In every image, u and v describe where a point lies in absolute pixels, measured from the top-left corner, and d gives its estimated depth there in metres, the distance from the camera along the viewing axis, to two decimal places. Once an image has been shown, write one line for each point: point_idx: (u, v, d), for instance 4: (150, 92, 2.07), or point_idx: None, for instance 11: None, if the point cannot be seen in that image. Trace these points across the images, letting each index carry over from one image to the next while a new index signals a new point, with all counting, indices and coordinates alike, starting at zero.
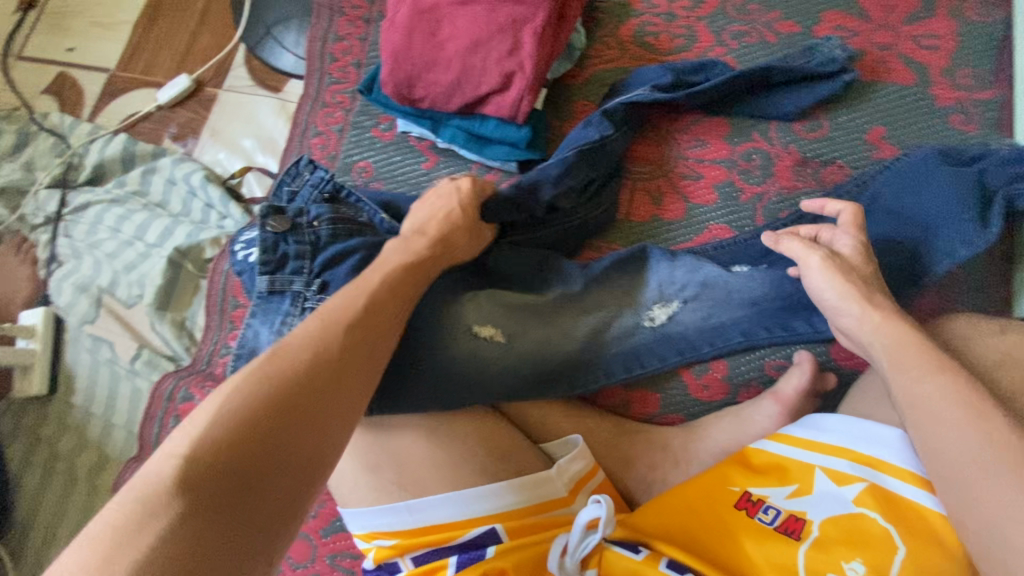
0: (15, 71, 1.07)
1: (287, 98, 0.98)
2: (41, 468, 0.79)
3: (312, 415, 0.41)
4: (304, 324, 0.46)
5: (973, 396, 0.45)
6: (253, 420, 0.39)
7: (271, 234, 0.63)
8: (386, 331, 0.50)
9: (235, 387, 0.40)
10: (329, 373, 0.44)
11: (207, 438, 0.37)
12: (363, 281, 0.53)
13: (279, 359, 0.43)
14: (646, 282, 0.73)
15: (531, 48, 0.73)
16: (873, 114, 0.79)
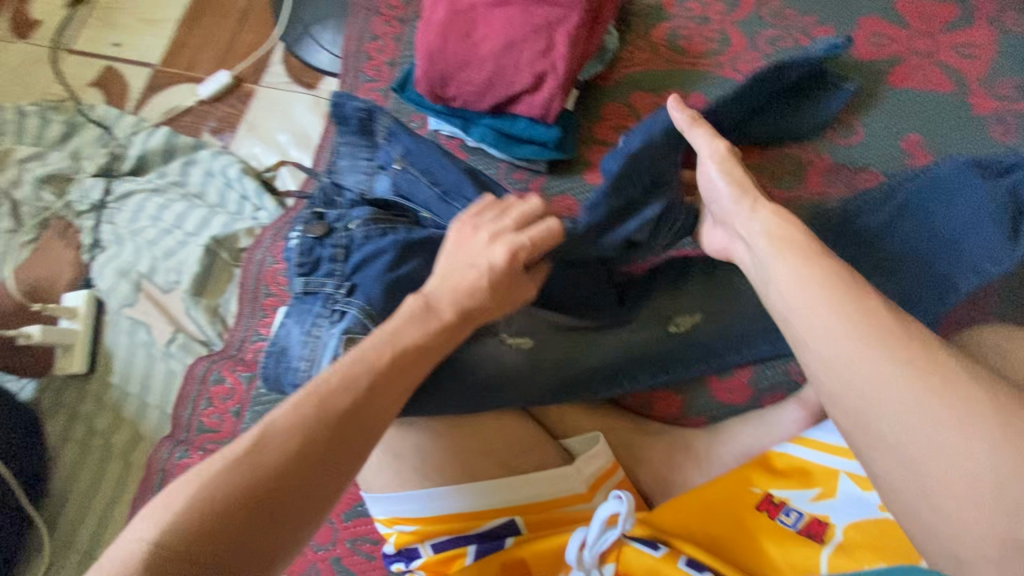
0: (64, 64, 1.12)
1: (322, 95, 1.01)
2: (78, 443, 0.82)
3: (278, 511, 0.43)
4: (295, 402, 0.46)
5: (849, 278, 0.43)
6: (221, 515, 0.41)
7: (310, 239, 0.66)
8: (380, 417, 0.48)
9: (212, 477, 0.42)
10: (305, 468, 0.44)
11: (175, 527, 0.40)
12: (369, 353, 0.50)
13: (258, 449, 0.44)
14: (683, 291, 0.72)
15: (564, 50, 0.74)
16: (908, 121, 0.78)
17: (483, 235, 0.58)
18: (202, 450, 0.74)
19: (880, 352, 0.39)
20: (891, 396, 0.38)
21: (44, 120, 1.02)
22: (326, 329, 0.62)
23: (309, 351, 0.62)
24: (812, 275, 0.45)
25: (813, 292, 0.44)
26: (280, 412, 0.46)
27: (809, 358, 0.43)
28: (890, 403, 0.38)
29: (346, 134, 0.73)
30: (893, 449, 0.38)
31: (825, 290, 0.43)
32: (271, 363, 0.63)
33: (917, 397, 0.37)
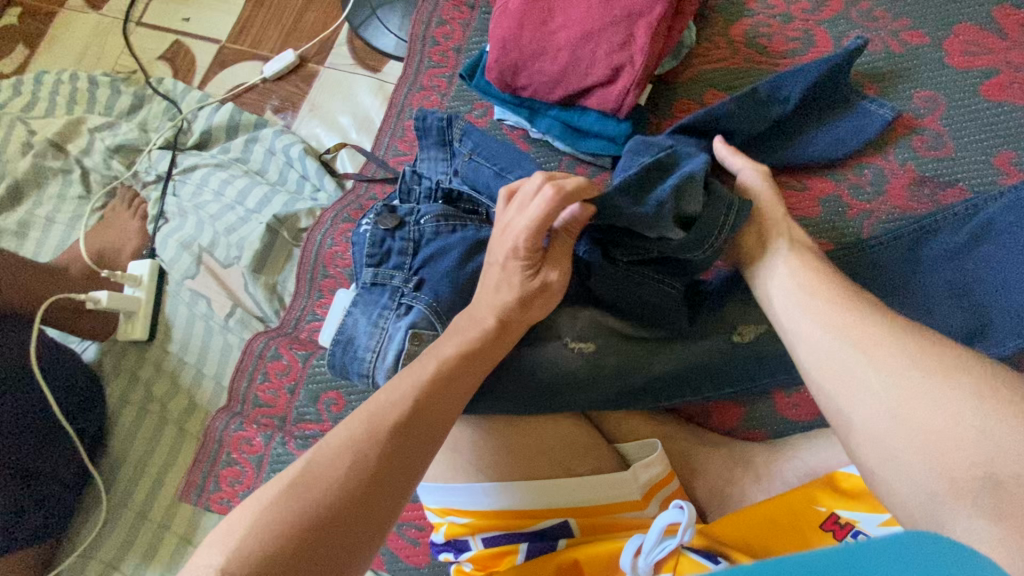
0: (135, 36, 1.14)
1: (386, 79, 1.01)
2: (135, 408, 0.84)
3: (341, 529, 0.42)
4: (349, 422, 0.47)
5: (837, 292, 0.52)
6: (286, 536, 0.40)
7: (381, 230, 0.66)
8: (434, 432, 0.49)
9: (273, 500, 0.42)
10: (363, 486, 0.44)
11: (241, 552, 0.40)
12: (418, 368, 0.52)
13: (317, 468, 0.44)
14: (755, 302, 0.68)
15: (644, 42, 0.71)
16: (1007, 136, 0.73)
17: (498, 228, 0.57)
18: (256, 423, 0.76)
19: (884, 360, 0.44)
20: (894, 393, 0.42)
21: (114, 90, 1.04)
22: (392, 322, 0.62)
23: (375, 343, 0.62)
24: (817, 298, 0.52)
25: (812, 313, 0.51)
26: (337, 433, 0.47)
27: (822, 379, 0.47)
28: (899, 408, 0.41)
29: (428, 146, 0.72)
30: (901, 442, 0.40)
31: (823, 314, 0.50)
32: (338, 353, 0.63)
33: (924, 394, 0.41)
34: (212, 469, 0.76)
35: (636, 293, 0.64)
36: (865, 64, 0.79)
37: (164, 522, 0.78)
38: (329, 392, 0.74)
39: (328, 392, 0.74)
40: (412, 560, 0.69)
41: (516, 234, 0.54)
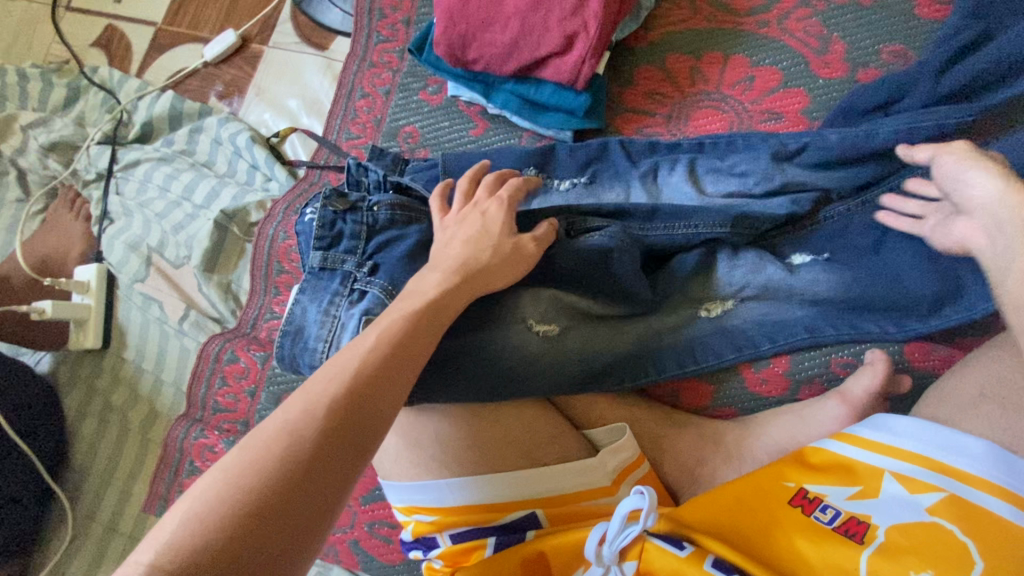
0: (64, 22, 1.06)
1: (334, 56, 0.95)
2: (96, 418, 0.82)
3: (285, 519, 0.34)
4: (290, 401, 0.39)
5: None
6: (217, 530, 0.32)
7: (330, 213, 0.61)
8: (383, 409, 0.41)
9: (205, 491, 0.34)
10: (318, 448, 0.37)
11: (169, 548, 0.32)
12: (355, 341, 0.44)
13: (263, 439, 0.36)
14: (715, 276, 0.67)
15: (598, 8, 0.68)
16: None
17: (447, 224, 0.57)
18: (218, 429, 0.74)
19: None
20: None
21: (46, 83, 0.98)
22: (344, 309, 0.57)
23: (327, 332, 0.57)
24: None
25: None
26: (275, 415, 0.38)
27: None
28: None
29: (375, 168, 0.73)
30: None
31: None
32: (286, 344, 0.58)
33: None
34: (176, 479, 0.75)
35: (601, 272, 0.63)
36: (834, 19, 0.75)
37: (134, 533, 0.77)
38: (291, 393, 0.71)
39: (290, 392, 0.71)
40: (385, 558, 0.69)
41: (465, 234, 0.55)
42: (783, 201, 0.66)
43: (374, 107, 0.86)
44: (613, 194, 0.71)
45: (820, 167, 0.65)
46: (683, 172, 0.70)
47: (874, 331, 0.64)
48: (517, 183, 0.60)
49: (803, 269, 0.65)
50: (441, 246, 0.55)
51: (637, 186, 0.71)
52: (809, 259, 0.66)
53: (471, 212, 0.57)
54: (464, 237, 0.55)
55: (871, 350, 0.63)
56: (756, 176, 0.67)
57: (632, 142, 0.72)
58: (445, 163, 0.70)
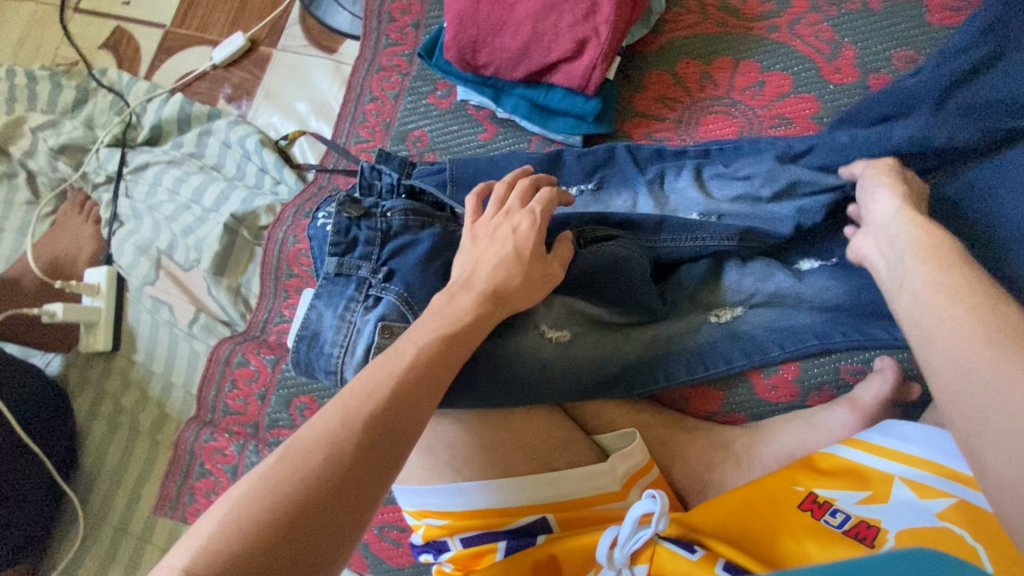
0: (73, 24, 1.06)
1: (343, 59, 0.95)
2: (106, 420, 0.82)
3: (316, 532, 0.35)
4: (325, 410, 0.40)
5: None
6: (252, 539, 0.33)
7: (344, 219, 0.61)
8: (415, 423, 0.41)
9: (242, 497, 0.35)
10: (350, 460, 0.37)
11: (206, 553, 0.32)
12: (394, 355, 0.44)
13: (297, 450, 0.37)
14: (723, 282, 0.67)
15: (608, 13, 0.68)
16: None
17: (473, 233, 0.57)
18: (228, 432, 0.75)
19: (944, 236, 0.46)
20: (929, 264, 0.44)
21: (55, 85, 0.98)
22: (359, 314, 0.57)
23: (342, 336, 0.57)
24: None
25: None
26: (311, 424, 0.39)
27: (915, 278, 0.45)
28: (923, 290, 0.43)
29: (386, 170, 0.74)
30: (929, 341, 0.40)
31: None
32: (301, 348, 0.58)
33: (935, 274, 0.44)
34: (187, 481, 0.75)
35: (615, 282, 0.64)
36: (843, 24, 0.75)
37: (145, 535, 0.78)
38: (302, 396, 0.71)
39: (300, 395, 0.71)
40: (395, 561, 0.69)
41: (490, 246, 0.55)
42: (786, 206, 0.65)
43: (383, 111, 0.86)
44: (621, 201, 0.71)
45: (823, 169, 0.64)
46: (691, 180, 0.70)
47: (885, 338, 0.63)
48: (551, 193, 0.58)
49: (810, 276, 0.66)
50: (470, 265, 0.54)
51: (643, 193, 0.71)
52: (816, 264, 0.66)
53: (503, 224, 0.56)
54: (493, 261, 0.53)
55: (881, 357, 0.62)
56: (761, 179, 0.66)
57: (639, 150, 0.73)
58: (453, 170, 0.71)
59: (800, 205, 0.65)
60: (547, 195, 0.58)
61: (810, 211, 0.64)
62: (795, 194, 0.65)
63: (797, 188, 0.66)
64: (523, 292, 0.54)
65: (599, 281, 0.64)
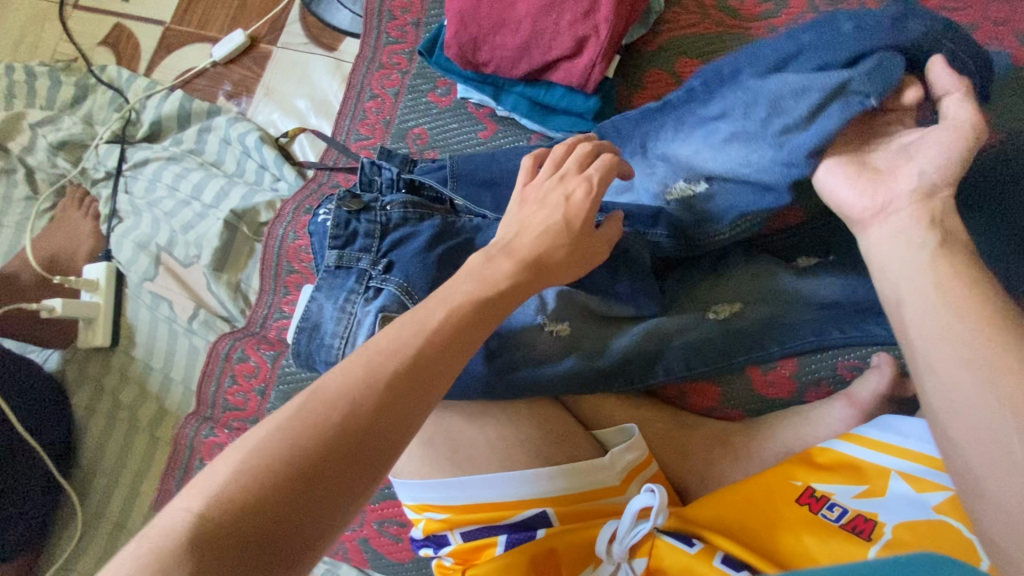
0: (72, 21, 1.06)
1: (343, 57, 0.95)
2: (104, 416, 0.82)
3: (336, 481, 0.34)
4: (349, 362, 0.39)
5: None
6: (266, 487, 0.33)
7: (344, 213, 0.62)
8: (438, 381, 0.40)
9: (259, 445, 0.34)
10: (370, 413, 0.37)
11: (222, 496, 0.33)
12: (423, 315, 0.43)
13: (318, 401, 0.37)
14: (724, 280, 0.68)
15: (608, 11, 0.68)
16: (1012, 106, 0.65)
17: (525, 196, 0.55)
18: (228, 427, 0.75)
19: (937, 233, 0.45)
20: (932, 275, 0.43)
21: (54, 81, 0.98)
22: (360, 306, 0.57)
23: (343, 328, 0.57)
24: None
25: None
26: (332, 376, 0.38)
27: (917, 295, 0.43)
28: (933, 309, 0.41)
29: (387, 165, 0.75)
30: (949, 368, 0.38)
31: None
32: (302, 341, 0.58)
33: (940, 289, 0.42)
34: (186, 477, 0.75)
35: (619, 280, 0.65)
36: None
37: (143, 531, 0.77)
38: (302, 392, 0.71)
39: (300, 391, 0.71)
40: (395, 556, 0.69)
41: (537, 213, 0.53)
42: (774, 147, 0.55)
43: (383, 109, 0.86)
44: (615, 181, 0.69)
45: (822, 70, 0.53)
46: (676, 140, 0.64)
47: (881, 335, 0.64)
48: (612, 159, 0.55)
49: (809, 273, 0.66)
50: (513, 229, 0.53)
51: (633, 166, 0.67)
52: (814, 262, 0.68)
53: (555, 190, 0.54)
54: (538, 230, 0.52)
55: (878, 354, 0.63)
56: (739, 112, 0.58)
57: (625, 117, 0.68)
58: (454, 166, 0.71)
59: (796, 144, 0.53)
60: (608, 162, 0.54)
61: (809, 150, 0.53)
62: (789, 121, 0.54)
63: (782, 104, 0.54)
64: None
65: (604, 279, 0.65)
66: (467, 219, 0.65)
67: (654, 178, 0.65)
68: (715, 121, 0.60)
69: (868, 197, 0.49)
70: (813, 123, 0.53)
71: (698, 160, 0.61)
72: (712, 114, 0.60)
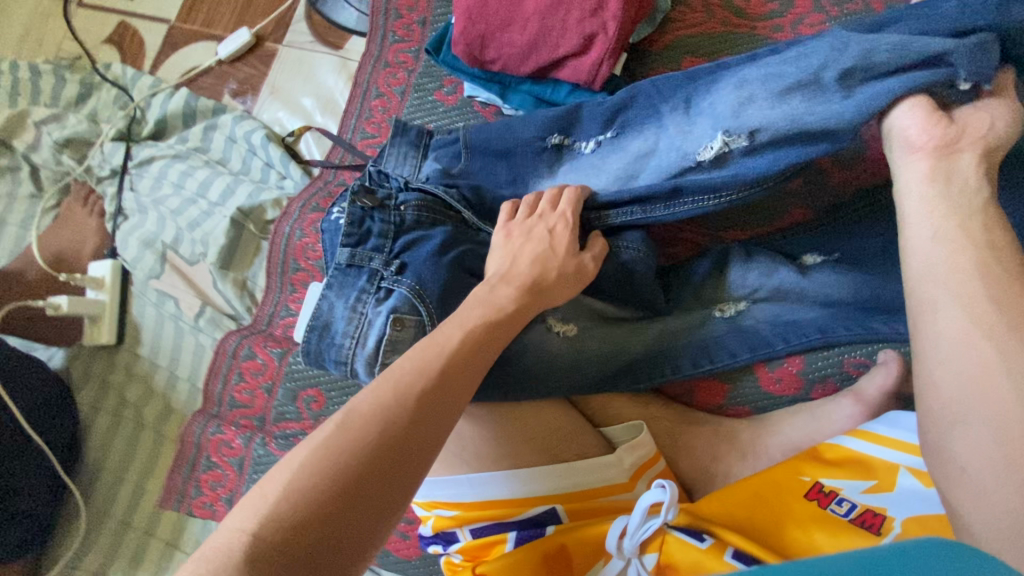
0: (76, 19, 1.06)
1: (349, 56, 0.95)
2: (110, 414, 0.82)
3: (377, 497, 0.36)
4: (377, 383, 0.41)
5: None
6: (315, 505, 0.34)
7: (359, 210, 0.62)
8: (459, 398, 0.43)
9: (303, 465, 0.35)
10: (404, 430, 0.38)
11: (271, 518, 0.33)
12: (441, 337, 0.46)
13: (353, 420, 0.38)
14: (728, 278, 0.68)
15: (616, 9, 0.69)
16: None
17: (510, 230, 0.59)
18: (235, 425, 0.75)
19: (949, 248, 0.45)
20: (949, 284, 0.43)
21: (59, 79, 0.98)
22: (371, 306, 0.58)
23: (354, 329, 0.57)
24: None
25: None
26: (364, 396, 0.40)
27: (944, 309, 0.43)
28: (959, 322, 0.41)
29: (400, 143, 0.73)
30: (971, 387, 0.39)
31: None
32: (313, 339, 0.58)
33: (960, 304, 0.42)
34: (193, 474, 0.75)
35: (628, 285, 0.65)
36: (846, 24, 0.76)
37: (149, 528, 0.77)
38: (309, 390, 0.71)
39: (308, 388, 0.71)
40: (402, 554, 0.69)
41: (525, 248, 0.57)
42: (843, 102, 0.52)
43: (390, 107, 0.86)
44: (641, 142, 0.64)
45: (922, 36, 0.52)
46: (727, 92, 0.59)
47: (886, 332, 0.64)
48: (577, 193, 0.62)
49: (814, 271, 0.66)
50: (507, 261, 0.56)
51: (670, 124, 0.62)
52: (819, 259, 0.68)
53: (537, 225, 0.59)
54: (531, 256, 0.56)
55: (884, 350, 0.63)
56: (810, 67, 0.54)
57: (667, 77, 0.63)
58: (467, 138, 0.71)
59: (867, 96, 0.52)
60: (574, 196, 0.61)
61: (878, 102, 0.51)
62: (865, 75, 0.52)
63: (864, 61, 0.52)
64: (532, 285, 0.54)
65: (613, 282, 0.65)
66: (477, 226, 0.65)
67: (691, 138, 0.60)
68: (781, 73, 0.56)
69: (936, 130, 0.49)
70: (899, 81, 0.51)
71: (749, 112, 0.56)
72: (779, 62, 0.56)
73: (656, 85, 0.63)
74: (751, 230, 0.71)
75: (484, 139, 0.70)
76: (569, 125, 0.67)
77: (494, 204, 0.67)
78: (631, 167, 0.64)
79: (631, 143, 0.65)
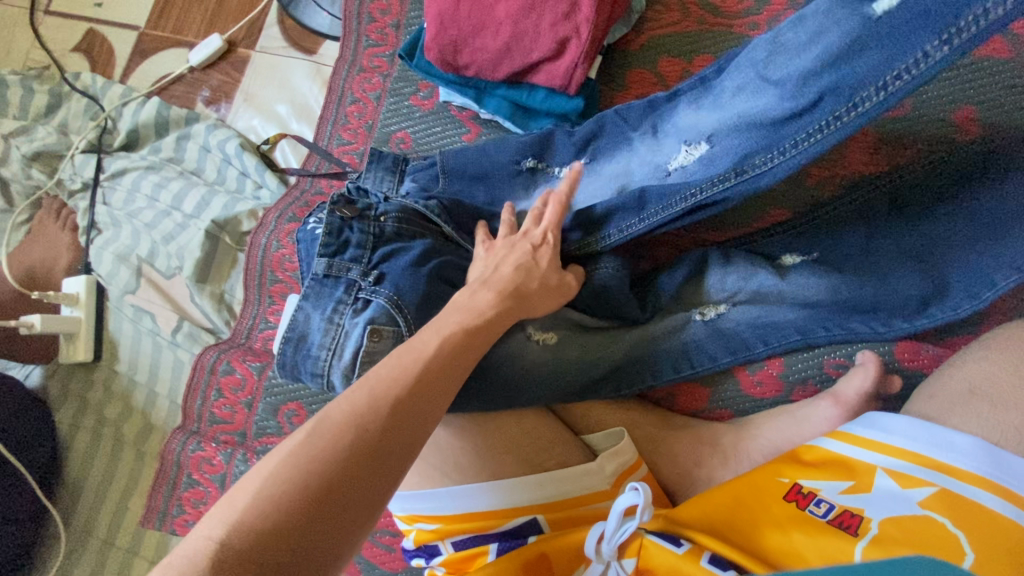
0: (43, 27, 1.04)
1: (322, 61, 0.94)
2: (89, 433, 0.81)
3: (350, 506, 0.35)
4: (351, 391, 0.40)
5: None
6: (287, 513, 0.33)
7: (338, 219, 0.61)
8: (433, 409, 0.42)
9: (275, 472, 0.34)
10: (378, 438, 0.38)
11: (241, 525, 0.32)
12: (416, 345, 0.45)
13: (327, 428, 0.37)
14: (705, 282, 0.68)
15: (589, 12, 0.68)
16: (980, 93, 0.67)
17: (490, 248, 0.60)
18: (215, 441, 0.74)
19: None
20: None
21: (27, 89, 0.96)
22: (348, 317, 0.57)
23: (330, 341, 0.57)
24: None
25: None
26: (337, 403, 0.39)
27: None
28: None
29: (377, 169, 0.73)
30: None
31: None
32: (288, 351, 0.58)
33: None
34: (174, 493, 0.74)
35: (608, 299, 0.66)
36: None
37: (132, 548, 0.77)
38: (290, 404, 0.71)
39: (288, 403, 0.71)
40: (388, 566, 0.69)
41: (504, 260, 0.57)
42: (778, 98, 0.51)
43: (365, 113, 0.85)
44: (616, 166, 0.67)
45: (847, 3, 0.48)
46: (687, 114, 0.62)
47: (865, 332, 0.64)
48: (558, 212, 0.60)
49: (793, 273, 0.65)
50: (488, 268, 0.56)
51: (640, 147, 0.66)
52: (798, 259, 0.67)
53: (521, 241, 0.59)
54: (505, 265, 0.56)
55: (862, 351, 0.63)
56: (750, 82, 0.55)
57: (629, 107, 0.67)
58: (443, 163, 0.71)
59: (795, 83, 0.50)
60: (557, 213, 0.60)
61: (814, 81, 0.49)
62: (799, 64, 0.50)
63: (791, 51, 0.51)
64: (508, 294, 0.53)
65: (591, 298, 0.66)
66: (457, 240, 0.65)
67: (660, 155, 0.64)
68: (724, 90, 0.59)
69: None
70: (830, 69, 0.48)
71: (703, 123, 0.60)
72: (718, 89, 0.59)
73: (621, 115, 0.67)
74: (732, 231, 0.72)
75: (462, 163, 0.70)
76: (543, 150, 0.70)
77: (472, 215, 0.68)
78: (606, 188, 0.67)
79: (605, 168, 0.68)
